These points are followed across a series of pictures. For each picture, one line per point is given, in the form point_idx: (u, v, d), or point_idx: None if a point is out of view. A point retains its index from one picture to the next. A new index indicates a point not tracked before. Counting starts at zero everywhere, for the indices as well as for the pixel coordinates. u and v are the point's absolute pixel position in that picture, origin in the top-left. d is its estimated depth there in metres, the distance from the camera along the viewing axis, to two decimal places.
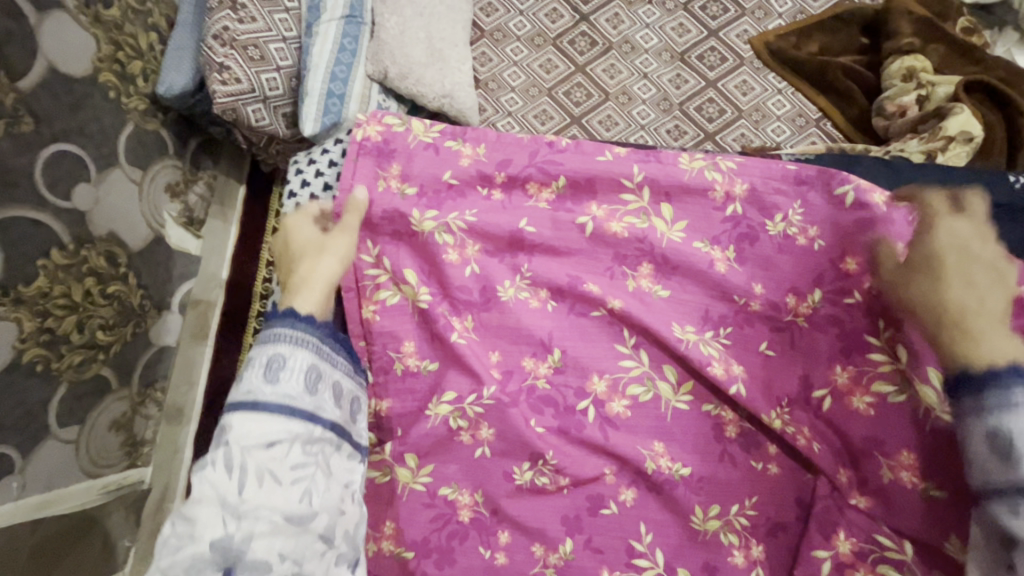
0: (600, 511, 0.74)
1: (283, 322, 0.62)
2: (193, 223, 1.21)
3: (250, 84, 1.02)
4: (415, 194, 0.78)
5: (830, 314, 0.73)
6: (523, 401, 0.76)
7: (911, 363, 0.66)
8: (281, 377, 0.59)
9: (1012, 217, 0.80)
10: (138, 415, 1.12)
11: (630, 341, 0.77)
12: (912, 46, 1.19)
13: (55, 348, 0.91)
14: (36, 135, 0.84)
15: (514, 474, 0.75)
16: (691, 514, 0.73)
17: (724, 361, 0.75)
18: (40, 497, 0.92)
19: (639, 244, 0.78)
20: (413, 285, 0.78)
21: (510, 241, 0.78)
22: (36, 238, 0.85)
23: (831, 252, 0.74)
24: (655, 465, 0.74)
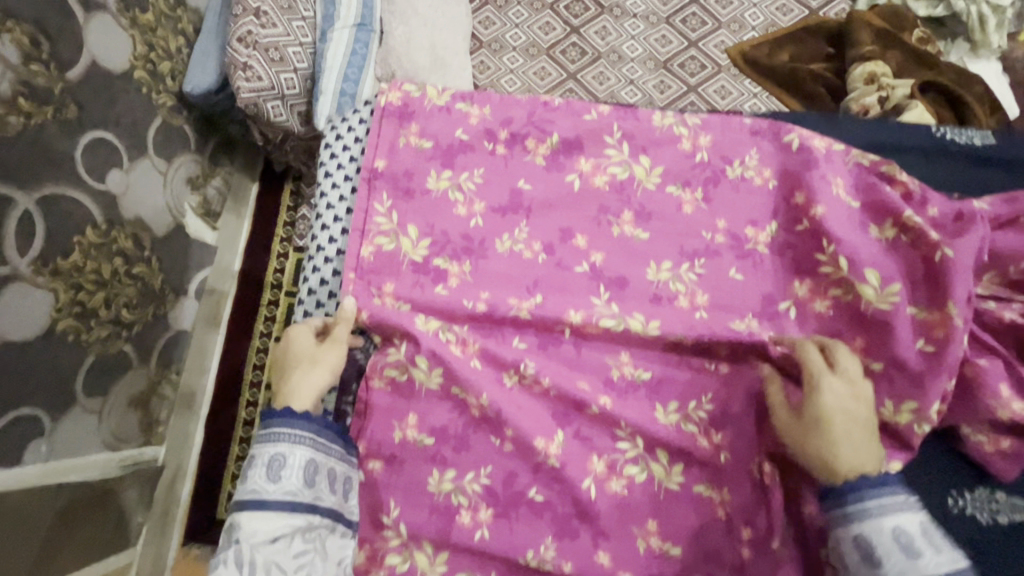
0: (586, 409, 0.79)
1: (279, 420, 0.72)
2: (211, 215, 1.29)
3: (270, 83, 1.11)
4: (430, 147, 0.88)
5: (785, 240, 0.84)
6: (507, 326, 0.82)
7: (851, 272, 0.78)
8: (282, 477, 0.69)
9: (949, 163, 0.92)
10: (155, 394, 1.17)
11: (604, 294, 0.82)
12: (871, 53, 1.31)
13: (85, 320, 0.97)
14: (78, 121, 0.92)
15: (504, 378, 0.80)
16: (655, 411, 0.79)
17: (690, 293, 0.82)
18: (65, 463, 0.96)
19: (618, 196, 0.86)
20: (412, 240, 0.84)
21: (511, 200, 0.86)
22: (74, 215, 0.92)
23: (783, 189, 0.85)
24: (619, 372, 0.81)
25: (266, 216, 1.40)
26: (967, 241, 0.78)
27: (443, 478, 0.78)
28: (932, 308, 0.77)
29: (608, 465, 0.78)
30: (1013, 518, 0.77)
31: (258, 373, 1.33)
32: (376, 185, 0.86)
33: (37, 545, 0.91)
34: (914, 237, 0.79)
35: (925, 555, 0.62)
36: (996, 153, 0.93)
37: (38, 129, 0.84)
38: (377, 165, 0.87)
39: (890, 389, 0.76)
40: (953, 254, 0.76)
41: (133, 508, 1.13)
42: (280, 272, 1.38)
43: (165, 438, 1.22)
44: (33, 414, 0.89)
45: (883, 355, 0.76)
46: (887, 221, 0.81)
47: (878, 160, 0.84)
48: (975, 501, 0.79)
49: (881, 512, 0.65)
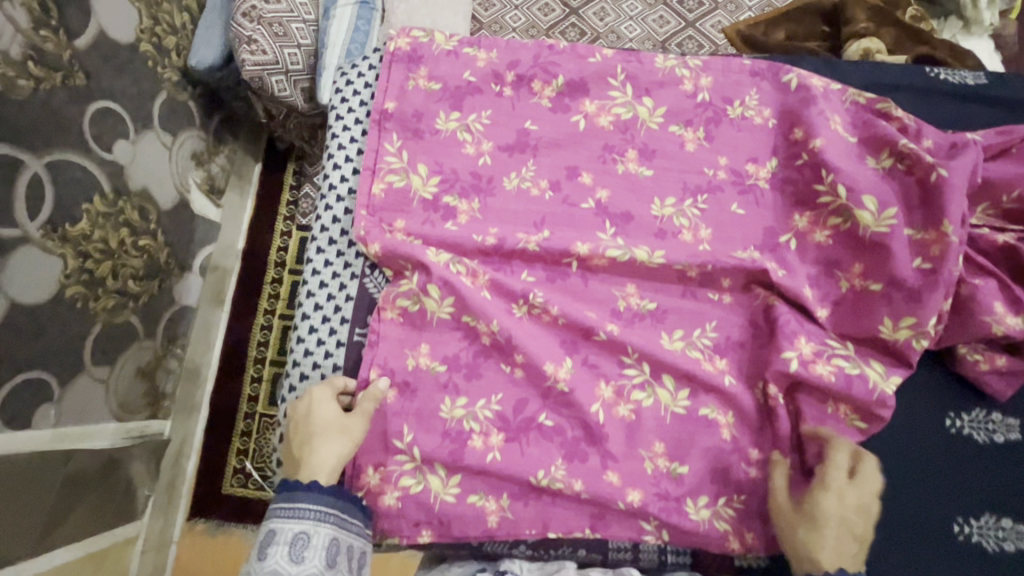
0: (594, 336, 0.81)
1: (302, 495, 0.69)
2: (215, 192, 1.30)
3: (274, 57, 1.12)
4: (439, 89, 0.89)
5: (785, 176, 0.86)
6: (516, 261, 0.84)
7: (850, 198, 0.80)
8: (305, 558, 0.66)
9: (940, 99, 0.94)
10: (160, 366, 1.18)
11: (610, 230, 0.84)
12: (866, 30, 1.31)
13: (93, 288, 0.98)
14: (86, 89, 0.93)
15: (512, 307, 0.82)
16: (661, 338, 0.82)
17: (693, 227, 0.84)
18: (74, 429, 0.97)
19: (623, 135, 0.88)
20: (422, 177, 0.86)
21: (518, 139, 0.88)
22: (82, 182, 0.93)
23: (782, 127, 0.87)
24: (625, 303, 0.83)
25: (269, 196, 1.41)
26: (959, 162, 0.80)
27: (455, 404, 0.80)
28: (927, 228, 0.79)
29: (615, 391, 0.80)
30: (1008, 437, 0.80)
31: (262, 350, 1.34)
32: (386, 126, 0.88)
33: (47, 509, 0.92)
34: (910, 164, 0.81)
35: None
36: (989, 92, 0.94)
37: (47, 94, 0.86)
38: (387, 107, 0.88)
39: (889, 306, 0.79)
40: (949, 174, 0.78)
41: (140, 480, 1.15)
42: (282, 250, 1.39)
43: (171, 412, 1.23)
44: (41, 377, 0.90)
45: (883, 276, 0.79)
46: (884, 151, 0.83)
47: (875, 98, 0.87)
48: (973, 422, 0.81)
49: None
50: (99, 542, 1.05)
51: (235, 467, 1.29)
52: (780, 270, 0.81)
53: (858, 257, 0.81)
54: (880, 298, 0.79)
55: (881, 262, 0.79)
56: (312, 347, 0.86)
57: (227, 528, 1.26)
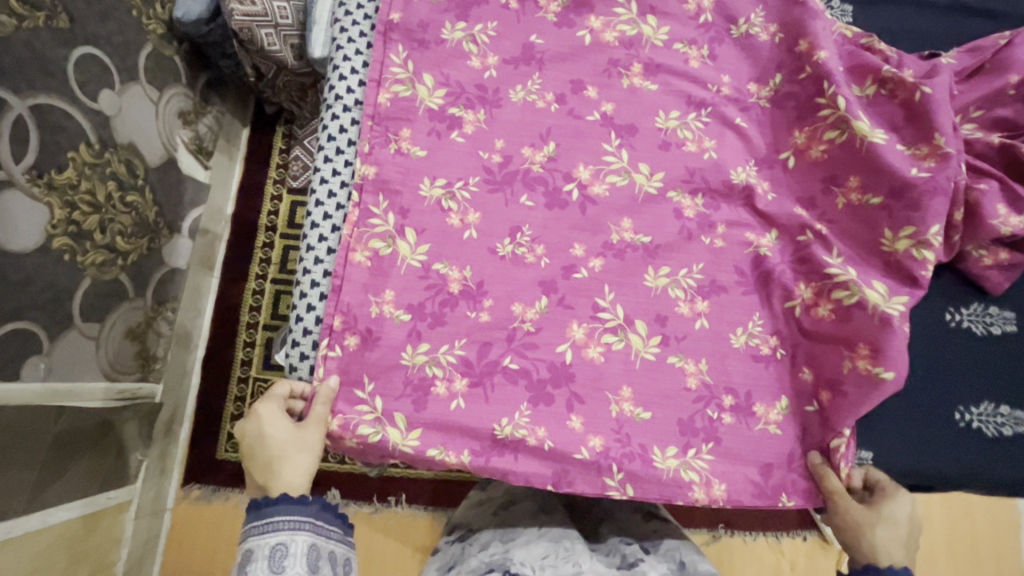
0: (573, 276, 0.81)
1: (270, 507, 0.65)
2: (203, 152, 1.27)
3: (263, 9, 1.09)
4: (444, 1, 0.87)
5: (788, 90, 0.88)
6: (517, 181, 0.83)
7: (848, 108, 0.82)
8: (285, 569, 0.62)
9: (930, 12, 1.04)
10: (151, 328, 1.15)
11: (615, 141, 0.85)
12: None
13: (81, 241, 0.95)
14: (70, 33, 0.90)
15: (496, 248, 0.81)
16: (646, 274, 0.82)
17: (696, 139, 0.86)
18: (65, 386, 0.95)
19: (628, 50, 0.88)
20: (428, 88, 0.84)
21: (524, 52, 0.87)
22: (67, 129, 0.90)
23: (787, 40, 0.88)
24: (619, 237, 0.83)
25: (259, 158, 1.39)
26: (939, 83, 0.83)
27: (417, 351, 0.77)
28: (920, 142, 0.82)
29: (587, 332, 0.79)
30: (1004, 328, 0.91)
31: (255, 314, 1.32)
32: (391, 37, 0.85)
33: (37, 466, 0.90)
34: (893, 87, 0.84)
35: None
36: (973, 5, 1.04)
37: (30, 33, 0.83)
38: (392, 18, 0.85)
39: (889, 219, 0.81)
40: (932, 91, 0.81)
41: (133, 444, 1.12)
42: (274, 214, 1.37)
43: (163, 375, 1.20)
44: (30, 328, 0.87)
45: (885, 187, 0.81)
46: (867, 80, 0.86)
47: (859, 33, 0.90)
48: (972, 316, 0.91)
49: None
50: (93, 504, 1.03)
51: (230, 431, 1.27)
52: (768, 192, 0.87)
53: (856, 171, 0.83)
54: (880, 212, 0.81)
55: (877, 176, 0.81)
56: (322, 256, 0.84)
57: (224, 492, 1.25)
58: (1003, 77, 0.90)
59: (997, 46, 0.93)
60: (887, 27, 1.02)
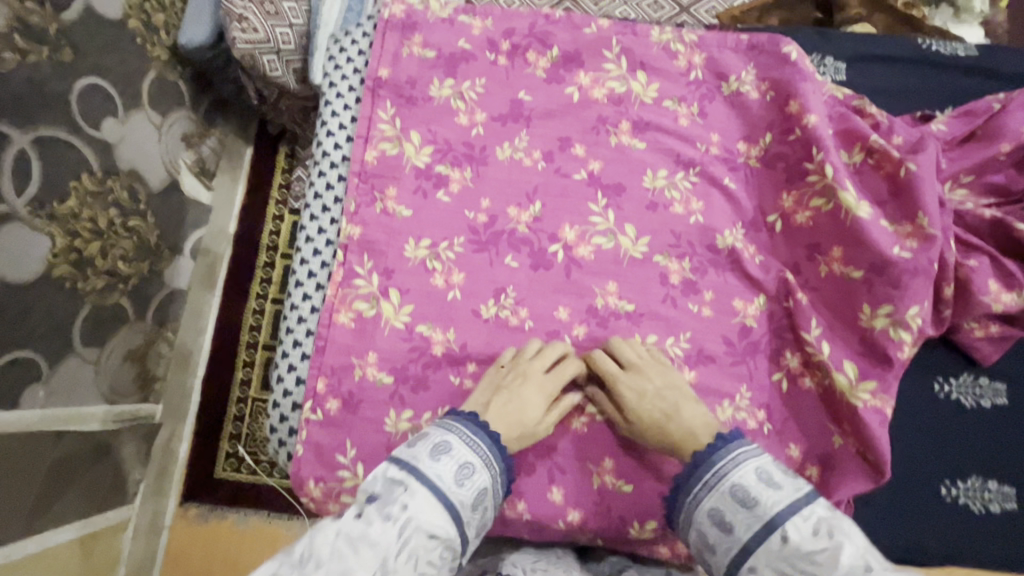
0: (555, 343, 0.83)
1: (486, 439, 0.70)
2: (206, 174, 1.29)
3: (266, 36, 1.10)
4: (434, 57, 0.90)
5: (778, 151, 0.89)
6: (502, 242, 0.85)
7: (835, 176, 0.83)
8: (464, 484, 0.65)
9: (926, 69, 1.02)
10: (152, 350, 1.17)
11: (602, 202, 0.87)
12: (858, 16, 1.34)
13: (81, 269, 0.97)
14: (73, 66, 0.92)
15: (480, 310, 0.83)
16: (630, 343, 0.83)
17: (685, 200, 0.87)
18: (63, 411, 0.96)
19: (617, 107, 0.90)
20: (415, 145, 0.87)
21: (512, 109, 0.89)
22: (69, 159, 0.92)
23: (777, 100, 0.89)
24: (604, 301, 0.84)
25: (263, 177, 1.40)
26: (924, 156, 0.84)
27: (400, 418, 0.80)
28: (904, 220, 0.83)
29: (571, 402, 0.82)
30: (993, 402, 0.90)
31: (255, 334, 1.34)
32: (380, 93, 0.89)
33: (36, 489, 0.92)
34: (879, 159, 0.85)
35: (802, 544, 0.59)
36: (972, 63, 1.03)
37: (32, 68, 0.84)
38: (380, 74, 0.88)
39: (869, 294, 0.82)
40: (916, 168, 0.82)
41: (132, 465, 1.14)
42: (275, 234, 1.38)
43: (162, 396, 1.22)
44: (30, 357, 0.89)
45: (865, 261, 0.82)
46: (856, 146, 0.87)
47: (850, 94, 0.90)
48: (961, 387, 0.91)
49: (707, 487, 0.67)
50: (88, 526, 1.04)
51: (229, 450, 1.29)
52: (756, 255, 0.87)
53: (840, 242, 0.83)
54: (861, 285, 0.82)
55: (861, 250, 0.82)
56: (305, 314, 0.86)
57: (221, 511, 1.26)
58: (994, 146, 0.91)
59: (989, 112, 0.93)
60: (882, 85, 1.01)
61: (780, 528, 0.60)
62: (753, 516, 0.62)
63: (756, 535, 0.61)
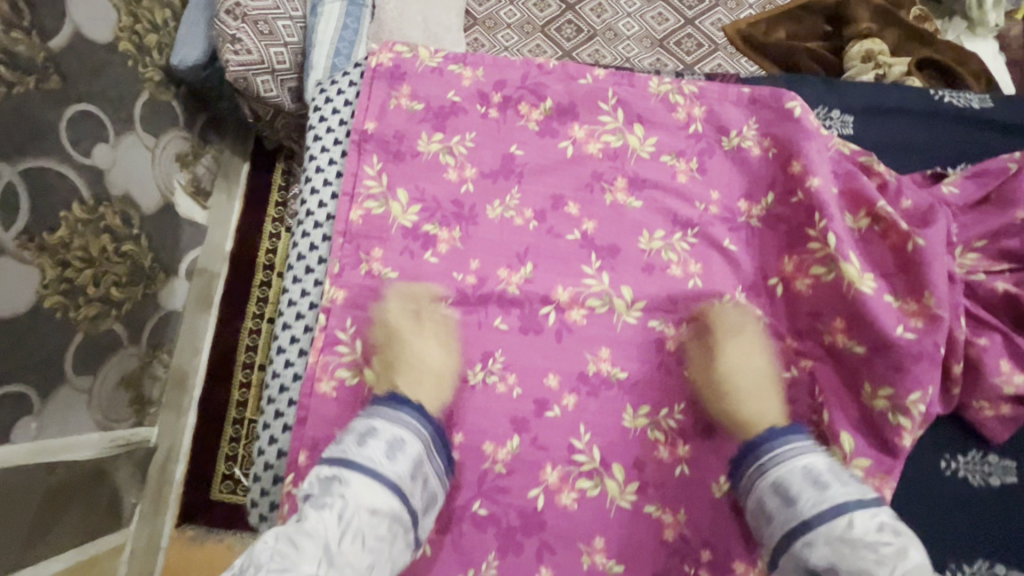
0: (545, 413, 0.82)
1: (406, 410, 0.75)
2: (201, 193, 1.27)
3: (259, 57, 1.09)
4: (421, 110, 0.92)
5: (779, 212, 0.88)
6: (493, 303, 0.85)
7: (837, 247, 0.81)
8: (398, 460, 0.70)
9: (937, 123, 1.00)
10: (147, 373, 1.16)
11: (595, 264, 0.86)
12: (867, 31, 1.30)
13: (73, 297, 0.96)
14: (62, 92, 0.90)
15: (467, 375, 0.83)
16: (624, 413, 0.82)
17: (683, 262, 0.87)
18: (57, 441, 0.95)
19: (613, 163, 0.91)
20: (402, 204, 0.88)
21: (503, 164, 0.90)
22: (59, 189, 0.90)
23: (780, 159, 0.89)
24: (596, 368, 0.83)
25: (260, 194, 1.39)
26: (933, 231, 0.83)
27: None
28: (909, 296, 0.82)
29: (561, 476, 0.80)
30: (1003, 480, 0.85)
31: (251, 354, 1.32)
32: (366, 147, 0.90)
33: (30, 522, 0.91)
34: (886, 228, 0.84)
35: (865, 533, 0.63)
36: (986, 116, 1.00)
37: (20, 97, 0.82)
38: (367, 127, 0.91)
39: (870, 372, 0.80)
40: (924, 244, 0.81)
41: (126, 490, 1.14)
42: (271, 253, 1.37)
43: (157, 419, 1.21)
44: (21, 391, 0.88)
45: (867, 338, 0.80)
46: (862, 211, 0.85)
47: (857, 149, 0.90)
48: (969, 464, 0.86)
49: (781, 460, 0.71)
50: (87, 549, 1.04)
51: (224, 473, 1.28)
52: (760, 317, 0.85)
53: (842, 312, 0.82)
54: (863, 363, 0.80)
55: (866, 327, 0.80)
56: (288, 382, 0.87)
57: (217, 534, 1.25)
58: (1008, 212, 0.90)
59: (1003, 173, 0.91)
60: (889, 138, 0.99)
61: (847, 513, 0.65)
62: (819, 497, 0.66)
63: (822, 512, 0.65)
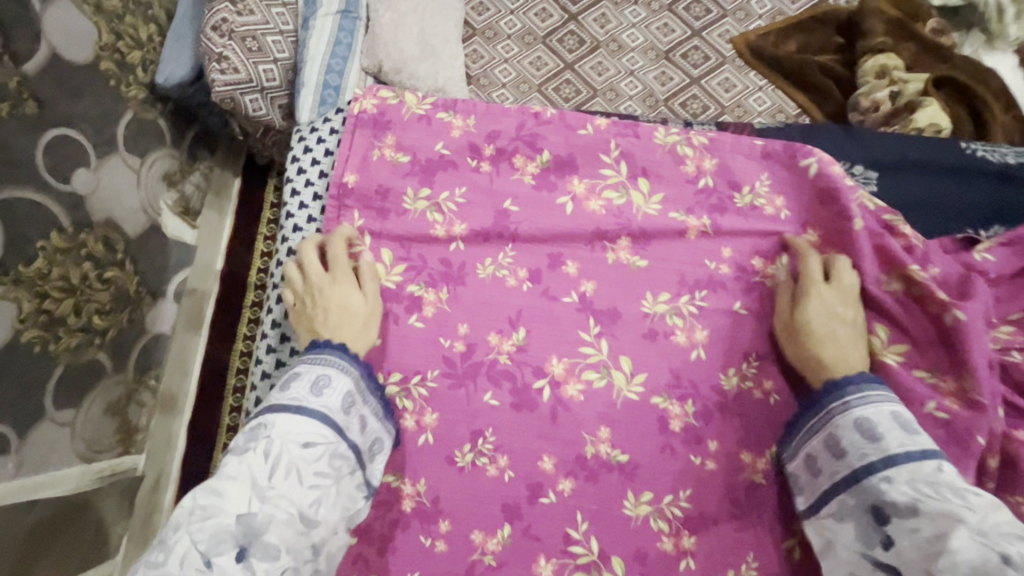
0: (539, 499, 0.79)
1: (331, 350, 0.70)
2: (189, 213, 1.23)
3: (247, 75, 1.04)
4: (407, 163, 0.89)
5: (796, 275, 0.84)
6: (482, 375, 0.82)
7: (862, 320, 0.80)
8: (323, 395, 0.64)
9: (964, 180, 0.97)
10: (133, 401, 1.13)
11: (594, 329, 0.83)
12: (884, 45, 1.25)
13: (53, 330, 0.92)
14: (38, 118, 0.86)
15: (455, 457, 0.80)
16: (625, 500, 0.78)
17: (688, 328, 0.83)
18: (36, 479, 0.92)
19: (617, 221, 0.86)
20: (387, 264, 0.85)
21: (496, 223, 0.87)
22: (36, 219, 0.86)
23: (794, 222, 0.86)
24: (595, 450, 0.80)
25: (250, 211, 1.35)
26: (975, 305, 0.78)
27: None
28: (948, 376, 0.77)
29: (556, 569, 0.77)
30: None
31: (242, 378, 1.29)
32: (347, 202, 0.88)
33: (17, 560, 0.87)
34: (921, 297, 0.79)
35: (955, 480, 0.58)
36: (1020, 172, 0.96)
37: None
38: (346, 180, 0.88)
39: None
40: (966, 317, 0.76)
41: (113, 519, 1.09)
42: (263, 271, 1.33)
43: (144, 444, 1.18)
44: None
45: None
46: (893, 272, 0.82)
47: (882, 206, 0.85)
48: None
49: (865, 402, 0.66)
50: None
51: None
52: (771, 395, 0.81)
53: None
54: None
55: None
56: None
57: None
58: None
59: None
60: (918, 194, 0.96)
61: (935, 461, 0.60)
62: (914, 441, 0.62)
63: (910, 453, 0.61)
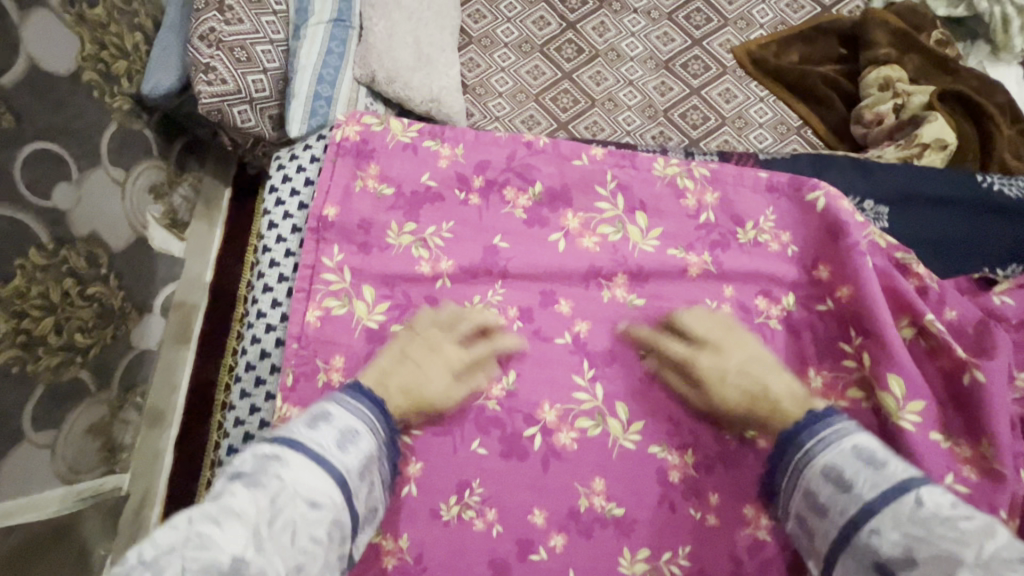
0: (529, 556, 0.76)
1: (368, 402, 0.66)
2: (177, 225, 1.20)
3: (236, 86, 1.02)
4: (391, 195, 0.86)
5: (803, 318, 0.82)
6: (470, 421, 0.79)
7: (874, 369, 0.76)
8: (348, 450, 0.59)
9: (975, 217, 0.96)
10: (117, 420, 1.10)
11: (588, 373, 0.81)
12: (888, 56, 1.23)
13: (32, 349, 0.89)
14: (16, 132, 0.83)
15: (440, 510, 0.77)
16: (620, 557, 0.75)
17: None
18: (13, 504, 0.88)
19: (613, 258, 0.84)
20: (367, 304, 0.83)
21: (485, 257, 0.84)
22: (13, 236, 0.83)
23: (804, 260, 0.84)
24: (589, 503, 0.77)
25: (241, 223, 1.32)
26: (995, 364, 0.77)
27: None
28: (965, 440, 0.75)
29: None
30: None
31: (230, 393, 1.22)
32: (326, 236, 0.84)
33: None
34: (936, 349, 0.78)
35: (940, 509, 0.49)
36: None
37: None
38: (327, 213, 0.84)
39: None
40: (984, 379, 0.75)
41: (94, 541, 1.05)
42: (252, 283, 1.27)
43: (129, 464, 1.15)
44: None
45: None
46: (906, 318, 0.80)
47: (895, 244, 0.84)
48: None
49: (828, 444, 0.60)
50: None
51: None
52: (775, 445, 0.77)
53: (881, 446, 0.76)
54: None
55: None
56: None
57: None
58: None
59: None
60: (929, 231, 0.94)
61: (914, 491, 0.51)
62: (881, 476, 0.54)
63: (881, 495, 0.53)
